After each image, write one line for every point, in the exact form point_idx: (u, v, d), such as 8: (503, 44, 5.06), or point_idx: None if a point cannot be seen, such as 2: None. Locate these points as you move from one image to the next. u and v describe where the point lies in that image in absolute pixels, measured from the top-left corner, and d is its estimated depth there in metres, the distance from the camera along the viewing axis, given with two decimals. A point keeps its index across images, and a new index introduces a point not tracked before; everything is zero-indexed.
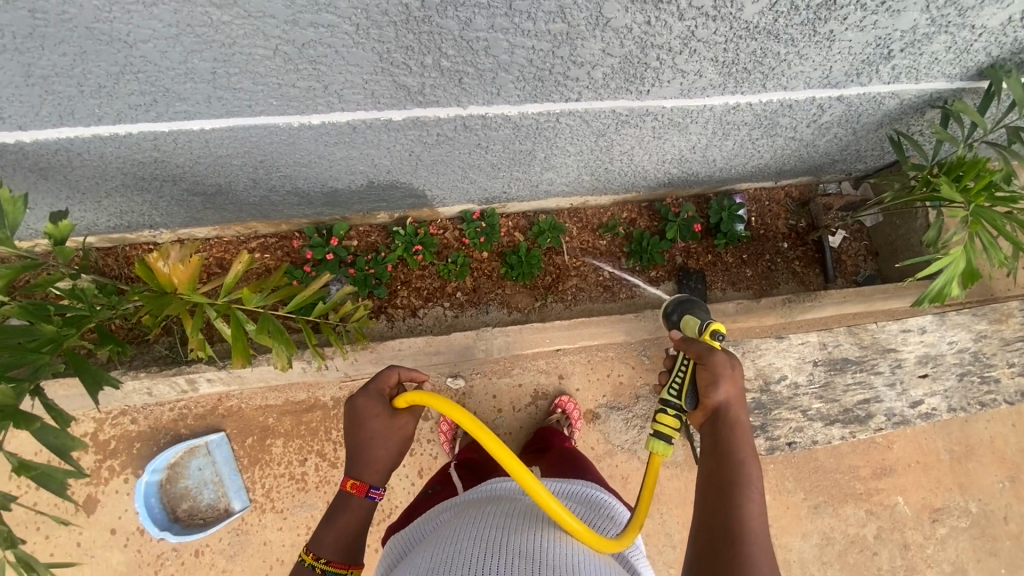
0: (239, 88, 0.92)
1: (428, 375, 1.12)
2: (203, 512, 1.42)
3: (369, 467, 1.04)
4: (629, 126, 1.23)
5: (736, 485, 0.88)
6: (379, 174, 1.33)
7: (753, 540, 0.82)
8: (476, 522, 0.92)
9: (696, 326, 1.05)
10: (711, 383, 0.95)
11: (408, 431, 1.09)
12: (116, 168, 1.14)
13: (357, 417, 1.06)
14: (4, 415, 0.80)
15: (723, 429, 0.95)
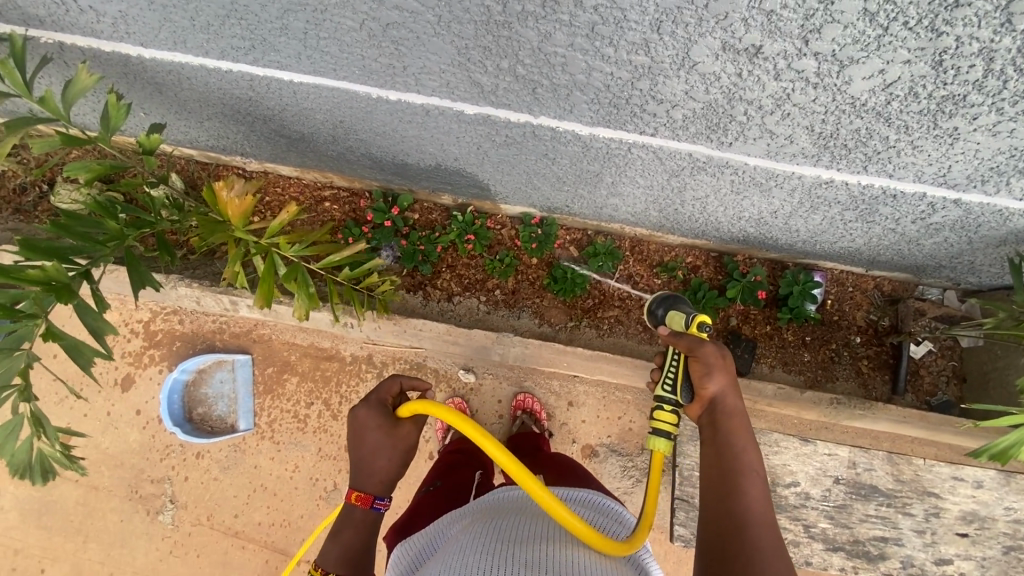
0: (327, 51, 0.96)
1: (429, 383, 1.13)
2: (213, 421, 1.54)
3: (372, 479, 1.05)
4: (705, 174, 1.16)
5: (735, 474, 0.85)
6: (447, 159, 1.35)
7: (761, 526, 0.79)
8: (483, 534, 0.88)
9: (683, 321, 1.04)
10: (705, 374, 0.94)
11: (412, 441, 1.09)
12: (217, 97, 1.24)
13: (359, 428, 1.06)
14: (52, 290, 0.89)
15: (722, 420, 0.92)
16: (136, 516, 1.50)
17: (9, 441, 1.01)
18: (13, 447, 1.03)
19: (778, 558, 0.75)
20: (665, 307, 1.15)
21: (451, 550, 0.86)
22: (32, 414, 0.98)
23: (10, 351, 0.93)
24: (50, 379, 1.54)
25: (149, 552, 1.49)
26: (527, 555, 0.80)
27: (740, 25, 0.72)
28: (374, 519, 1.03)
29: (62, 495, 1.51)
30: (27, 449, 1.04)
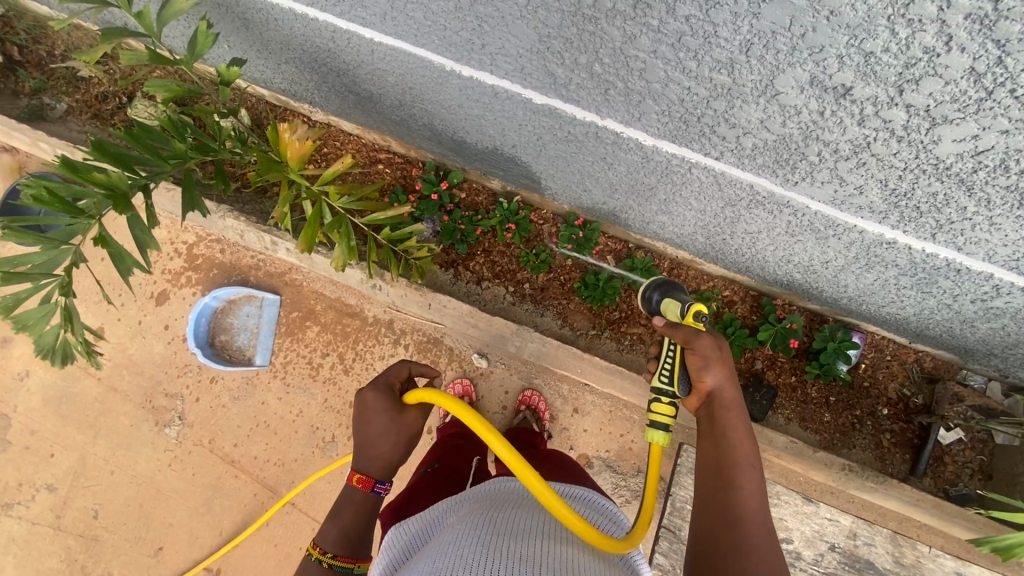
0: (411, 16, 0.98)
1: (437, 370, 1.14)
2: (232, 351, 1.59)
3: (375, 462, 1.06)
4: (761, 209, 1.13)
5: (732, 472, 0.86)
6: (505, 144, 1.36)
7: (754, 521, 0.81)
8: (480, 525, 0.89)
9: (678, 310, 1.01)
10: (703, 367, 0.94)
11: (416, 428, 1.10)
12: (298, 43, 1.28)
13: (367, 409, 1.08)
14: (111, 194, 0.93)
15: (719, 413, 0.93)
16: (145, 425, 1.57)
17: (39, 324, 1.03)
18: (41, 330, 1.05)
19: (767, 555, 0.78)
20: (662, 293, 1.09)
21: (447, 538, 0.87)
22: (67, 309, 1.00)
23: (58, 245, 0.96)
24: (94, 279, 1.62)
25: (149, 461, 1.56)
26: (523, 550, 0.81)
27: (834, 62, 0.69)
28: (374, 500, 1.06)
29: (83, 390, 1.59)
30: (54, 335, 1.07)
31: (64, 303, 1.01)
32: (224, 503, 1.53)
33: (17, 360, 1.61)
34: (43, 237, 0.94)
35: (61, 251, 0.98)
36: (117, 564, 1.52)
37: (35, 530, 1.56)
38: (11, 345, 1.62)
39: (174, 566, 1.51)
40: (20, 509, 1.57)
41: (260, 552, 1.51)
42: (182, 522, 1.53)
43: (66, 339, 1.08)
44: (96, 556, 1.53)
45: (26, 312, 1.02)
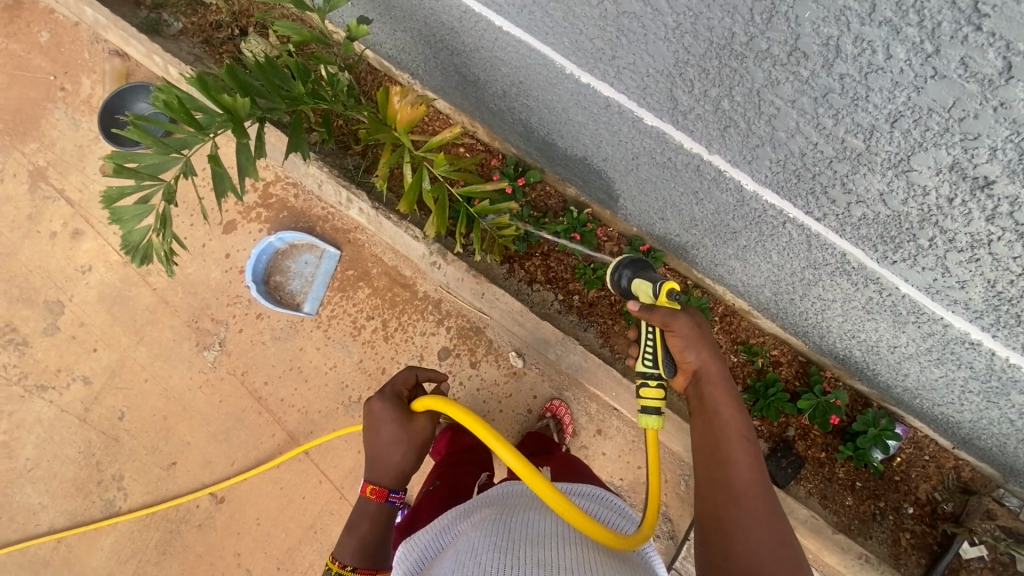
0: (550, 15, 0.99)
1: (443, 375, 1.18)
2: (284, 293, 1.63)
3: (386, 474, 1.12)
4: (844, 279, 1.10)
5: (722, 445, 0.92)
6: (596, 156, 1.36)
7: (750, 491, 0.86)
8: (495, 531, 0.89)
9: (650, 290, 1.00)
10: (686, 348, 0.99)
11: (426, 435, 1.13)
12: (424, 15, 1.31)
13: (376, 421, 1.12)
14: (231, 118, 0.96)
15: (706, 390, 0.98)
16: (186, 343, 1.62)
17: (132, 222, 1.06)
18: (131, 227, 1.08)
19: (764, 519, 0.83)
20: (633, 270, 1.07)
21: (463, 547, 0.87)
22: (164, 212, 1.04)
23: (170, 151, 1.00)
24: None
25: (182, 378, 1.60)
26: (541, 554, 0.81)
27: (985, 153, 0.68)
28: (389, 510, 1.12)
29: (137, 296, 1.65)
30: (141, 234, 1.10)
31: (162, 208, 1.04)
32: (242, 436, 1.57)
33: (84, 254, 1.68)
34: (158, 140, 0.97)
35: (172, 159, 1.02)
36: (130, 469, 1.56)
37: (59, 417, 1.60)
38: (82, 238, 1.68)
39: (183, 484, 1.55)
40: (52, 394, 1.61)
41: (266, 491, 1.54)
42: (199, 444, 1.57)
43: (151, 241, 1.11)
44: (112, 456, 1.57)
45: (124, 207, 1.04)
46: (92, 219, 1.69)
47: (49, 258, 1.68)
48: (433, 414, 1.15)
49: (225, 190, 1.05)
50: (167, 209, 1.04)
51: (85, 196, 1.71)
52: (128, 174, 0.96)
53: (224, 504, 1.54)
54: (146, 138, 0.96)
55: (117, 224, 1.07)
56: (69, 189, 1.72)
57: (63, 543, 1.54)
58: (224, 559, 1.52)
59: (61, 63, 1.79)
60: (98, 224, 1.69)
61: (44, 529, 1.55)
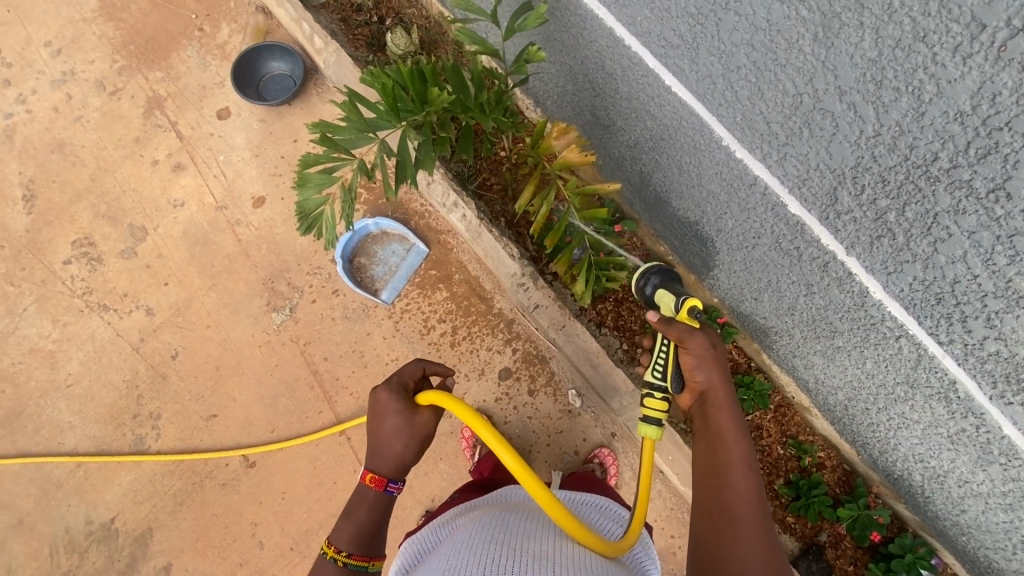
0: (732, 91, 1.04)
1: (453, 370, 1.08)
2: (364, 276, 1.64)
3: (386, 462, 1.02)
4: (940, 405, 1.13)
5: (722, 469, 0.88)
6: (709, 225, 1.40)
7: (751, 522, 0.81)
8: (493, 526, 0.93)
9: (673, 304, 1.08)
10: (695, 367, 0.96)
11: (430, 429, 1.03)
12: (584, 55, 1.36)
13: (377, 410, 1.02)
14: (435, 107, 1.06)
15: (712, 412, 0.94)
16: (257, 300, 1.61)
17: (311, 189, 1.17)
18: (310, 195, 1.19)
19: (759, 549, 0.78)
20: (659, 279, 1.21)
21: (461, 538, 0.92)
22: (351, 184, 1.14)
23: (365, 130, 1.08)
24: (281, 155, 1.71)
25: (244, 333, 1.59)
26: (536, 549, 0.85)
27: None
28: (388, 501, 1.01)
29: (221, 243, 1.65)
30: (316, 204, 1.21)
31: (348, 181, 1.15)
32: (289, 405, 1.55)
33: (180, 188, 1.69)
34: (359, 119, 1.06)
35: (365, 137, 1.09)
36: (169, 410, 1.54)
37: (113, 341, 1.57)
38: (182, 173, 1.70)
39: (218, 439, 1.52)
40: (113, 315, 1.59)
41: (299, 466, 1.51)
42: (246, 402, 1.55)
43: (324, 211, 1.22)
44: (156, 393, 1.54)
45: (310, 175, 1.15)
46: (196, 157, 1.71)
47: (145, 183, 1.69)
48: (438, 410, 1.05)
49: (404, 176, 1.13)
50: (354, 182, 1.15)
51: (196, 134, 1.73)
52: (330, 143, 1.05)
53: (254, 468, 1.51)
54: (355, 114, 1.05)
55: (300, 189, 1.17)
56: (182, 123, 1.74)
57: (82, 469, 1.50)
58: (240, 525, 1.47)
59: (205, 5, 1.84)
60: (201, 163, 1.71)
61: (67, 449, 1.51)
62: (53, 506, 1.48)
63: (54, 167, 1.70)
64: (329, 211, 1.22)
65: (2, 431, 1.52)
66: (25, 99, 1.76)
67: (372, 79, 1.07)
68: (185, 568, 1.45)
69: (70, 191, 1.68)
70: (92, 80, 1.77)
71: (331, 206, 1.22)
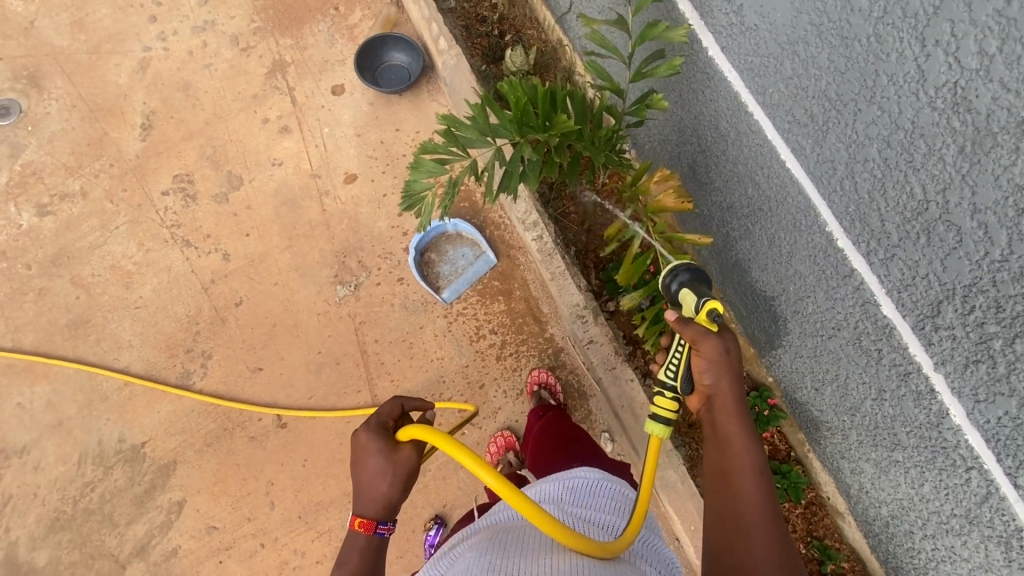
0: (852, 181, 1.03)
1: (433, 405, 0.95)
2: (430, 271, 1.68)
3: (372, 506, 0.88)
4: (1000, 550, 1.06)
5: (732, 481, 0.79)
6: (787, 304, 1.38)
7: (765, 540, 0.73)
8: (487, 554, 0.81)
9: (694, 303, 0.92)
10: (703, 370, 0.85)
11: (416, 468, 0.89)
12: (699, 110, 1.37)
13: (356, 456, 0.89)
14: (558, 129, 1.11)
15: (721, 420, 0.84)
16: (327, 270, 1.67)
17: (422, 174, 1.19)
18: (421, 178, 1.21)
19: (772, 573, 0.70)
20: (691, 277, 0.98)
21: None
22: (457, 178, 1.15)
23: (485, 134, 1.13)
24: (381, 140, 1.79)
25: (307, 299, 1.64)
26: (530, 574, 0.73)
27: None
28: (377, 548, 0.87)
29: (306, 209, 1.72)
30: (423, 187, 1.22)
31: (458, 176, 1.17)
32: (332, 377, 1.58)
33: (282, 150, 1.77)
34: (481, 122, 1.13)
35: (483, 141, 1.15)
36: (221, 353, 1.59)
37: (187, 276, 1.64)
38: (287, 136, 1.78)
39: (258, 392, 1.56)
40: (193, 252, 1.66)
41: (325, 438, 1.53)
42: (293, 364, 1.59)
43: (427, 196, 1.23)
44: (212, 334, 1.60)
45: (427, 159, 1.18)
46: (304, 124, 1.80)
47: (252, 137, 1.78)
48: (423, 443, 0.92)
49: (507, 187, 1.17)
50: (461, 178, 1.16)
51: (309, 103, 1.82)
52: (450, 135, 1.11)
53: (284, 430, 1.54)
54: (483, 117, 1.13)
55: (413, 171, 1.19)
56: (298, 90, 1.83)
57: (128, 388, 1.55)
58: (257, 481, 1.50)
59: None
60: (307, 131, 1.79)
61: (119, 366, 1.56)
62: (93, 416, 1.52)
63: (175, 104, 1.80)
64: (432, 197, 1.23)
65: (65, 334, 1.58)
66: (165, 37, 1.87)
67: (509, 90, 1.13)
68: (196, 508, 1.48)
69: (184, 128, 1.78)
70: (229, 34, 1.89)
71: (435, 195, 1.23)
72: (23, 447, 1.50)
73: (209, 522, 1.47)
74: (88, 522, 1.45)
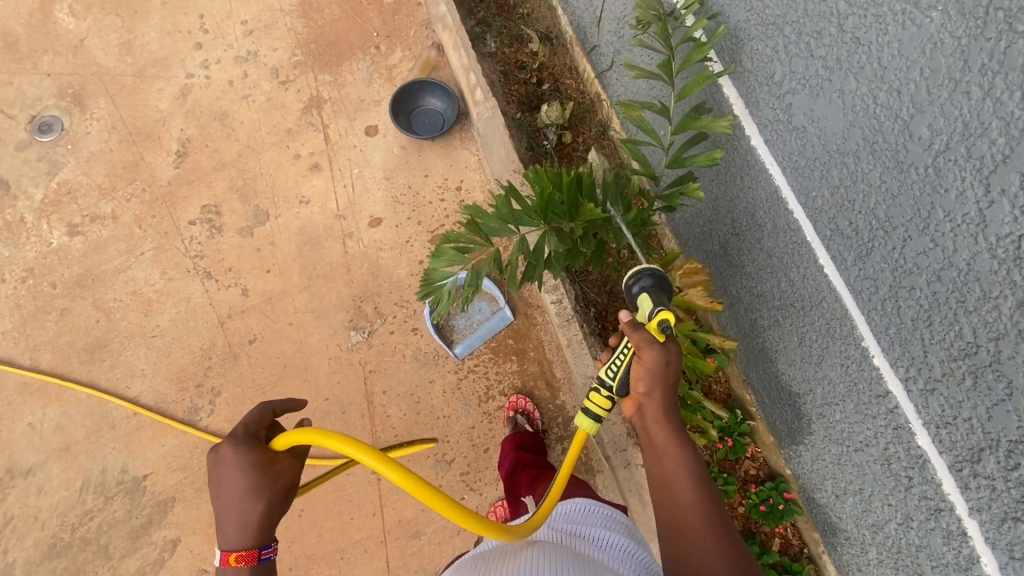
0: (895, 306, 0.96)
1: (305, 406, 0.92)
2: (445, 323, 1.64)
3: (248, 529, 0.83)
4: None
5: (670, 482, 0.82)
6: (812, 404, 1.30)
7: (703, 534, 0.78)
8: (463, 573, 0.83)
9: (648, 311, 0.94)
10: (638, 379, 0.86)
11: (291, 477, 0.86)
12: (736, 194, 1.31)
13: (217, 477, 0.83)
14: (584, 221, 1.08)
15: (654, 427, 0.85)
16: (342, 314, 1.65)
17: (442, 264, 1.15)
18: (440, 267, 1.16)
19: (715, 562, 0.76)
20: (654, 282, 0.98)
21: None
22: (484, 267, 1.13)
23: (509, 223, 1.12)
24: (409, 186, 1.78)
25: (320, 342, 1.63)
26: None
27: None
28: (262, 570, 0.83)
29: (329, 250, 1.71)
30: (443, 276, 1.17)
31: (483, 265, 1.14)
32: (337, 425, 1.56)
33: (311, 187, 1.77)
34: (506, 213, 1.11)
35: (506, 230, 1.14)
36: (230, 390, 1.58)
37: (205, 309, 1.65)
38: (317, 174, 1.78)
39: None
40: (213, 284, 1.67)
41: (324, 489, 1.51)
42: (300, 409, 1.57)
43: (446, 286, 1.18)
44: (223, 370, 1.60)
45: (447, 250, 1.14)
46: (334, 163, 1.80)
47: (282, 173, 1.78)
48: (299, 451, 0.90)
49: (532, 274, 1.14)
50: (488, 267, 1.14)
51: (342, 141, 1.82)
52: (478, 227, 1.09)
53: None
54: (505, 206, 1.11)
55: (432, 261, 1.15)
56: (332, 128, 1.83)
57: (136, 418, 1.55)
58: None
59: (388, 27, 1.94)
60: (337, 170, 1.79)
61: (130, 395, 1.57)
62: (99, 443, 1.53)
63: (211, 133, 1.82)
64: (452, 285, 1.18)
65: (82, 357, 1.60)
66: (208, 65, 1.90)
67: (535, 178, 1.12)
68: (190, 548, 1.47)
69: (218, 158, 1.79)
70: (270, 65, 1.90)
71: (455, 284, 1.18)
72: (29, 468, 1.51)
73: (201, 565, 1.46)
74: (83, 552, 1.46)
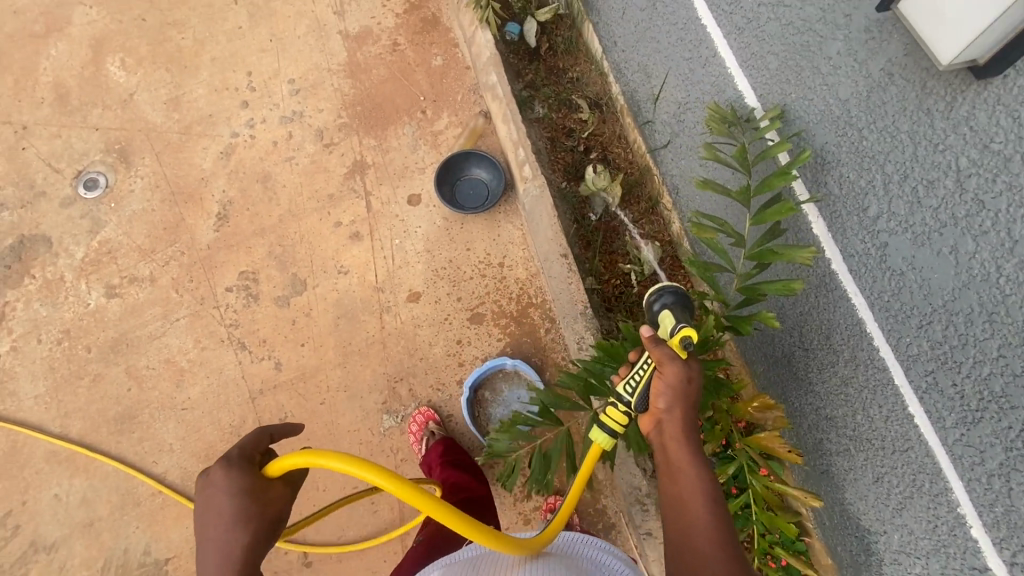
0: (1008, 485, 0.85)
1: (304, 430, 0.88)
2: (482, 412, 1.58)
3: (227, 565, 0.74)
4: None
5: (684, 505, 0.77)
6: (884, 548, 1.18)
7: (715, 560, 0.72)
8: None
9: (670, 327, 0.97)
10: (656, 394, 0.84)
11: (282, 511, 0.79)
12: (806, 312, 1.21)
13: (205, 501, 0.76)
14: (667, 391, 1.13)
15: (671, 447, 0.81)
16: (376, 395, 1.60)
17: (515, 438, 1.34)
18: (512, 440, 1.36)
19: None
20: (675, 299, 1.04)
21: None
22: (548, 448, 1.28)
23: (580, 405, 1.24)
24: (450, 260, 1.72)
25: (352, 425, 1.57)
26: None
27: None
28: None
29: (365, 324, 1.66)
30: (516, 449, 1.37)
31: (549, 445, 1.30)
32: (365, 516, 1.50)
33: (350, 257, 1.72)
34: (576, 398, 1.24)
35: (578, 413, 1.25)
36: None
37: (237, 383, 1.61)
38: (357, 243, 1.74)
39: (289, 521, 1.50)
40: (247, 357, 1.63)
41: None
42: (328, 496, 1.51)
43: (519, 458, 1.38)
44: None
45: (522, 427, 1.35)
46: (374, 233, 1.75)
47: (322, 241, 1.74)
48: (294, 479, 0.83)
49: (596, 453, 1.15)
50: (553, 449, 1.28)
51: (383, 210, 1.77)
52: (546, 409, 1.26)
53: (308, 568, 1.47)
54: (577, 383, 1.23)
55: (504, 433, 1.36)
56: (375, 196, 1.79)
57: (161, 496, 1.51)
58: None
59: (435, 90, 1.90)
60: (377, 240, 1.74)
61: (157, 471, 1.53)
62: (123, 521, 1.50)
63: (252, 196, 1.79)
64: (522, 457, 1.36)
65: (111, 428, 1.57)
66: (254, 124, 1.88)
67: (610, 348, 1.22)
68: None
69: (258, 223, 1.76)
70: (315, 127, 1.87)
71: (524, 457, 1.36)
72: (52, 543, 1.48)
73: None
74: None
